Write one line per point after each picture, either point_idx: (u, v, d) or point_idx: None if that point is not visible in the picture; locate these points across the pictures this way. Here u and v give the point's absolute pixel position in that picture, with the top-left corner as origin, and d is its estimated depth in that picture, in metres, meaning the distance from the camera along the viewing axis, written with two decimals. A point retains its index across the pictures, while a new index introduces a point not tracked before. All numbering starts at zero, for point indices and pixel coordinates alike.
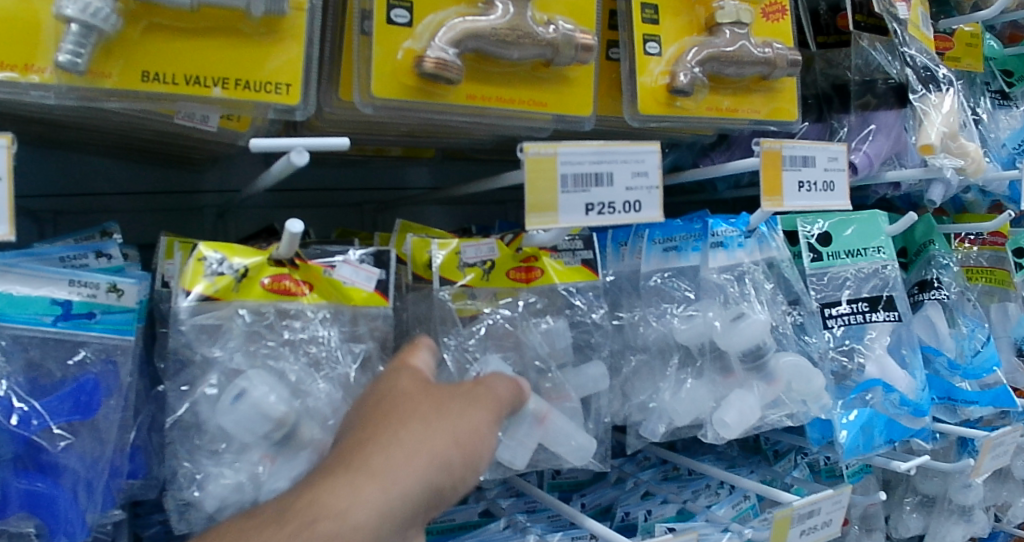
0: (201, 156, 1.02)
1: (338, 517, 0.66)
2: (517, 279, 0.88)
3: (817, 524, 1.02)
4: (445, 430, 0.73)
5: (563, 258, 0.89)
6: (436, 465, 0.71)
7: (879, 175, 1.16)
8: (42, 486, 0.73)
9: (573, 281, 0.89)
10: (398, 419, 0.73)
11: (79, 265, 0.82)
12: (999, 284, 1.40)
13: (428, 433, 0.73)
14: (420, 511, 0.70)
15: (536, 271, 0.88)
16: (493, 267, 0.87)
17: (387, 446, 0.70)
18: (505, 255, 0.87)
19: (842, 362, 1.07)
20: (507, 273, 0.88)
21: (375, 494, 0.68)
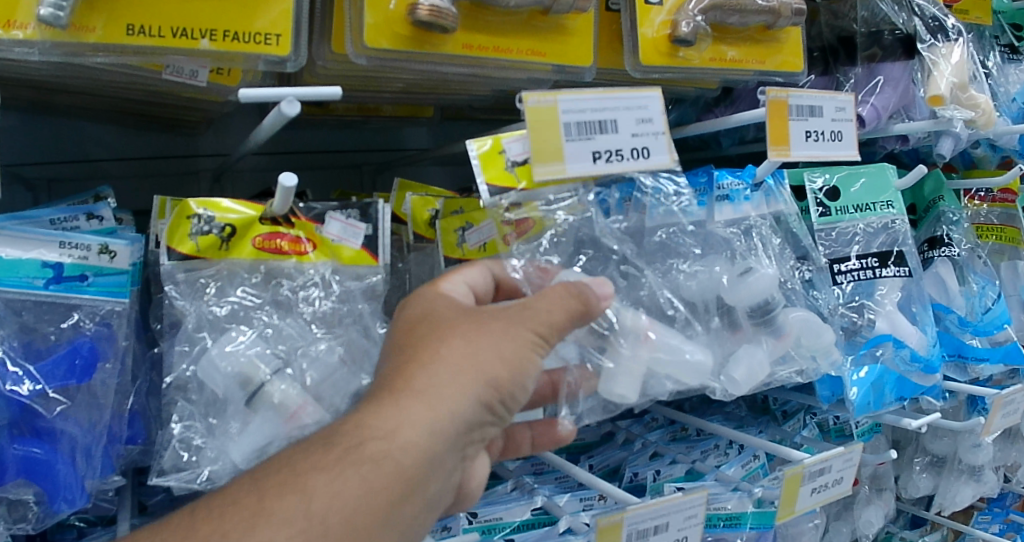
0: (195, 118, 0.99)
1: (390, 436, 0.64)
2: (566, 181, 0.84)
3: (829, 482, 1.01)
4: (504, 336, 0.70)
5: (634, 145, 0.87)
6: (487, 377, 0.68)
7: (888, 128, 1.13)
8: (38, 451, 0.73)
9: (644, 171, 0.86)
10: (453, 326, 0.70)
11: (71, 227, 0.81)
12: (1009, 241, 1.38)
13: (490, 342, 0.69)
14: (476, 421, 0.68)
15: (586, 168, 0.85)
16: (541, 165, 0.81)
17: (438, 356, 0.68)
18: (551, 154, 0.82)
19: (852, 318, 1.04)
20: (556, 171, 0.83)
21: (429, 407, 0.65)
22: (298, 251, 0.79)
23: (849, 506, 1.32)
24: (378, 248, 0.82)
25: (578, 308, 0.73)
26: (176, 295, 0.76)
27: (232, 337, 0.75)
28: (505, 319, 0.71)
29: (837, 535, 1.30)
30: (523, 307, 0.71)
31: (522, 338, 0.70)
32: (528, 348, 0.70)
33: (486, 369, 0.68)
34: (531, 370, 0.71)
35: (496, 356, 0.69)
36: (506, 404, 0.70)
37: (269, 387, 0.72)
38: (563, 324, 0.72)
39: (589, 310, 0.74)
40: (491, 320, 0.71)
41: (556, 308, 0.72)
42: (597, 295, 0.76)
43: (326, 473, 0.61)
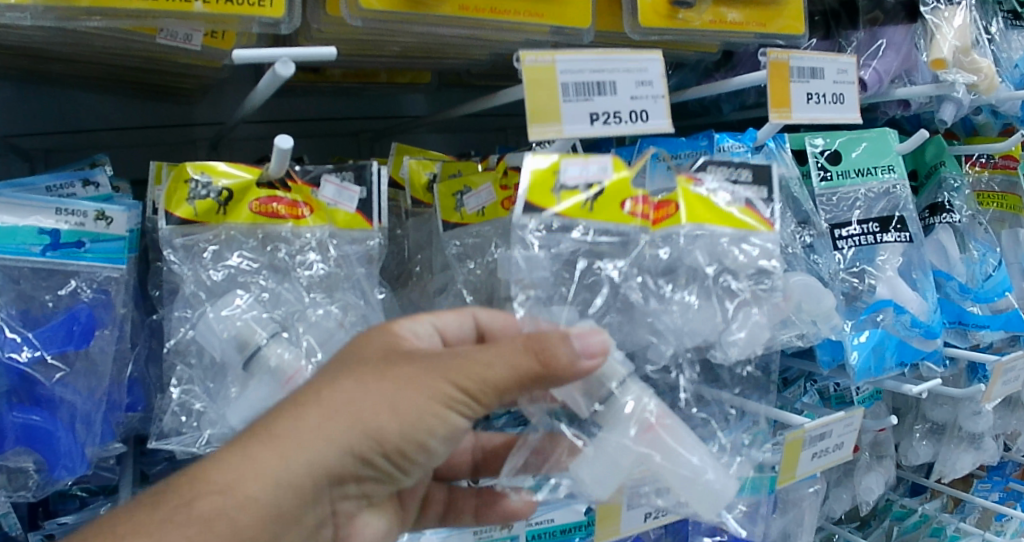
0: (190, 86, 0.98)
1: (226, 489, 0.62)
2: (632, 211, 0.83)
3: (829, 448, 1.03)
4: (409, 389, 0.65)
5: (728, 195, 0.87)
6: (367, 431, 0.64)
7: (889, 92, 1.12)
8: (38, 419, 0.72)
9: (718, 226, 0.85)
10: (363, 370, 0.66)
11: (66, 194, 0.80)
12: (1010, 209, 1.37)
13: (393, 395, 0.65)
14: (351, 472, 0.66)
15: (666, 210, 0.86)
16: (604, 197, 0.81)
17: (334, 398, 0.65)
18: (622, 186, 0.82)
19: (852, 283, 1.03)
20: (620, 200, 0.82)
21: (292, 455, 0.63)
22: (294, 215, 0.78)
23: (850, 473, 1.33)
24: (372, 211, 0.81)
25: (533, 368, 0.66)
26: (174, 260, 0.76)
27: (229, 301, 0.74)
28: (420, 372, 0.65)
29: (837, 501, 1.33)
30: (457, 361, 0.66)
31: (431, 396, 0.65)
32: (436, 406, 0.65)
33: (369, 423, 0.64)
34: (440, 430, 0.66)
35: (395, 409, 0.65)
36: (399, 456, 0.66)
37: (266, 351, 0.72)
38: (491, 387, 0.66)
39: (556, 371, 0.66)
40: (407, 365, 0.66)
41: (492, 371, 0.65)
42: (576, 356, 0.67)
43: (150, 533, 0.60)
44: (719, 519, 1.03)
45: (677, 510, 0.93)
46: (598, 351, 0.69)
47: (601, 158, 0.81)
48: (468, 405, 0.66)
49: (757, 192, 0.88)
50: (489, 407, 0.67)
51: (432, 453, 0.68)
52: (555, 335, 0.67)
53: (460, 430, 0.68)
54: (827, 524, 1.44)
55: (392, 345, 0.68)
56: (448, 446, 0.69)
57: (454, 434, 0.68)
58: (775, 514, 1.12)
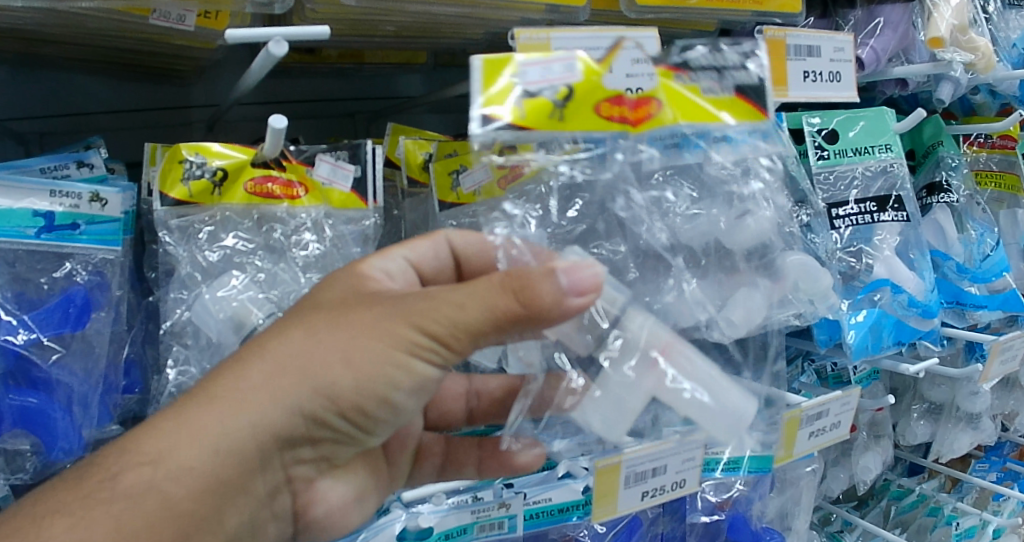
0: (185, 68, 0.98)
1: (157, 460, 0.64)
2: (606, 116, 0.74)
3: (826, 426, 1.03)
4: (359, 342, 0.65)
5: (711, 85, 0.76)
6: (317, 384, 0.65)
7: (887, 71, 1.12)
8: (35, 401, 0.73)
9: (697, 124, 0.76)
10: (320, 320, 0.66)
11: (61, 175, 0.80)
12: (1008, 189, 1.37)
13: (346, 346, 0.65)
14: (309, 426, 0.66)
15: (647, 106, 0.75)
16: (577, 104, 0.73)
17: (290, 351, 0.65)
18: (595, 88, 0.73)
19: (849, 263, 1.04)
20: (594, 104, 0.73)
21: (238, 414, 0.64)
22: (289, 195, 0.79)
23: (847, 452, 1.34)
24: (369, 191, 0.82)
25: (512, 308, 0.63)
26: (170, 240, 0.77)
27: (225, 282, 0.76)
28: (378, 321, 0.65)
29: (835, 480, 1.34)
30: (420, 305, 0.65)
31: (389, 345, 0.65)
32: (396, 354, 0.65)
33: (319, 376, 0.65)
34: (402, 380, 0.66)
35: (349, 360, 0.65)
36: (359, 409, 0.67)
37: (262, 331, 0.73)
38: (458, 331, 0.64)
39: (534, 310, 0.63)
40: (366, 314, 0.66)
41: (459, 314, 0.64)
42: (562, 293, 0.64)
43: (73, 512, 0.62)
44: (717, 498, 1.05)
45: (675, 488, 0.92)
46: (589, 287, 0.65)
47: (565, 57, 0.72)
48: (433, 354, 0.65)
49: (744, 75, 0.77)
50: (457, 354, 0.66)
51: (399, 405, 0.68)
52: (536, 271, 0.64)
53: (427, 380, 0.67)
54: (824, 504, 1.45)
55: (358, 294, 0.68)
56: (416, 398, 0.69)
57: (421, 384, 0.68)
58: (772, 493, 1.13)
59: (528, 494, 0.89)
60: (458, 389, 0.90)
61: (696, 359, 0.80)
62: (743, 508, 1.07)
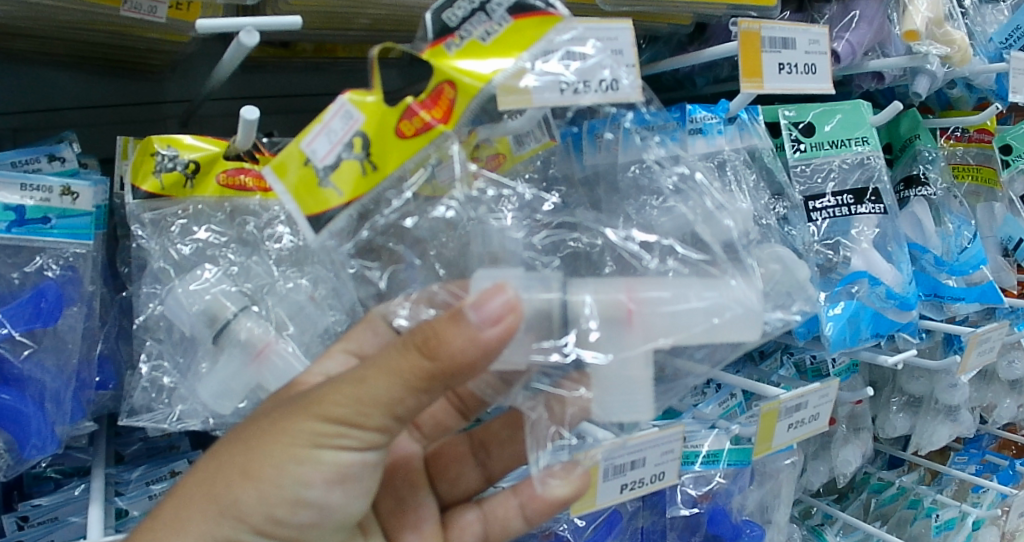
0: (159, 62, 0.97)
1: None
2: (414, 134, 0.68)
3: (806, 418, 1.03)
4: (266, 441, 0.64)
5: (489, 29, 0.70)
6: (223, 503, 0.64)
7: (863, 64, 1.11)
8: (8, 398, 0.72)
9: (503, 68, 0.69)
10: (227, 436, 0.66)
11: (32, 170, 0.79)
12: (985, 183, 1.37)
13: (247, 456, 0.64)
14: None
15: (444, 95, 0.69)
16: (379, 147, 0.68)
17: (198, 474, 0.66)
18: (384, 115, 0.68)
19: (827, 256, 1.04)
20: (391, 128, 0.68)
21: None
22: (262, 189, 0.81)
23: (827, 445, 1.35)
24: None
25: (416, 363, 0.60)
26: (142, 235, 0.78)
27: (198, 276, 0.76)
28: (276, 418, 0.64)
29: (815, 473, 1.35)
30: (316, 393, 0.63)
31: (289, 441, 0.64)
32: (300, 449, 0.64)
33: (223, 495, 0.64)
34: (314, 473, 0.65)
35: (252, 470, 0.64)
36: (277, 518, 0.65)
37: (235, 325, 0.73)
38: (358, 408, 0.62)
39: (439, 359, 0.60)
40: (265, 415, 0.65)
41: (359, 389, 0.62)
42: (471, 339, 0.60)
43: None
44: (697, 491, 1.05)
45: (653, 481, 0.91)
46: (504, 311, 0.60)
47: (338, 109, 0.68)
48: (342, 439, 0.64)
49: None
50: (367, 433, 0.64)
51: (321, 502, 0.67)
52: (441, 319, 0.60)
53: (344, 466, 0.66)
54: (805, 496, 1.46)
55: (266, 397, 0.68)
56: (342, 491, 0.67)
57: (342, 474, 0.66)
58: (752, 485, 1.13)
59: None
60: (459, 449, 0.88)
61: (671, 295, 0.75)
62: (722, 501, 1.07)
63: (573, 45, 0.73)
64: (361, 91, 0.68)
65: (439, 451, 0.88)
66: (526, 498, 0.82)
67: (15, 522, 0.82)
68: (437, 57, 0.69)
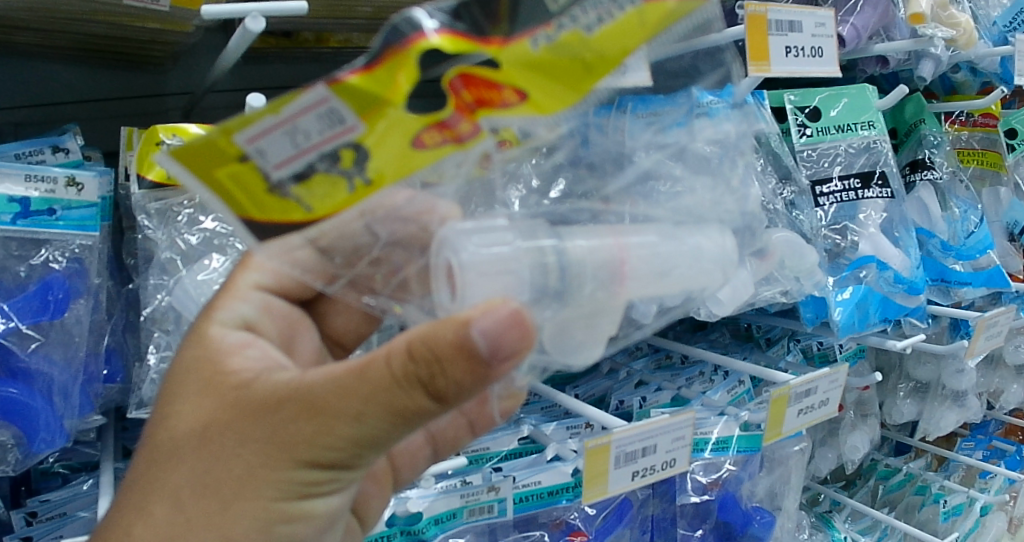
0: (160, 54, 0.97)
1: None
2: (435, 145, 0.55)
3: (815, 403, 1.03)
4: (249, 487, 0.60)
5: (550, 34, 0.53)
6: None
7: (867, 48, 1.10)
8: (16, 392, 0.71)
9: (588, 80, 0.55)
10: (198, 474, 0.61)
11: (37, 161, 0.79)
12: (990, 167, 1.37)
13: (229, 508, 0.61)
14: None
15: (495, 95, 0.54)
16: (377, 157, 0.53)
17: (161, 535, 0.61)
18: (400, 121, 0.52)
19: (835, 240, 1.03)
20: (407, 138, 0.53)
21: None
22: None
23: (834, 432, 1.35)
24: None
25: (422, 404, 0.56)
26: (149, 225, 0.78)
27: (205, 266, 0.77)
28: (255, 467, 0.60)
29: (823, 459, 1.35)
30: (303, 436, 0.59)
31: (275, 494, 0.61)
32: (289, 497, 0.62)
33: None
34: (301, 523, 0.64)
35: (233, 530, 0.61)
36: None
37: None
38: (351, 457, 0.60)
39: (445, 397, 0.56)
40: (237, 462, 0.60)
41: (354, 439, 0.58)
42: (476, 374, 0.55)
43: None
44: (707, 478, 1.04)
45: (664, 468, 0.90)
46: (519, 342, 0.55)
47: (313, 105, 0.50)
48: (333, 474, 0.62)
49: None
50: (356, 472, 0.63)
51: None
52: (448, 352, 0.54)
53: (330, 509, 0.65)
54: (814, 483, 1.46)
55: (220, 426, 0.61)
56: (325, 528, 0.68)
57: (327, 515, 0.66)
58: (761, 472, 1.12)
59: (517, 478, 0.89)
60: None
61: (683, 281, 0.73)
62: (732, 488, 1.06)
63: None
64: (357, 82, 0.50)
65: None
66: (475, 417, 0.78)
67: (24, 518, 0.81)
68: (506, 52, 0.52)
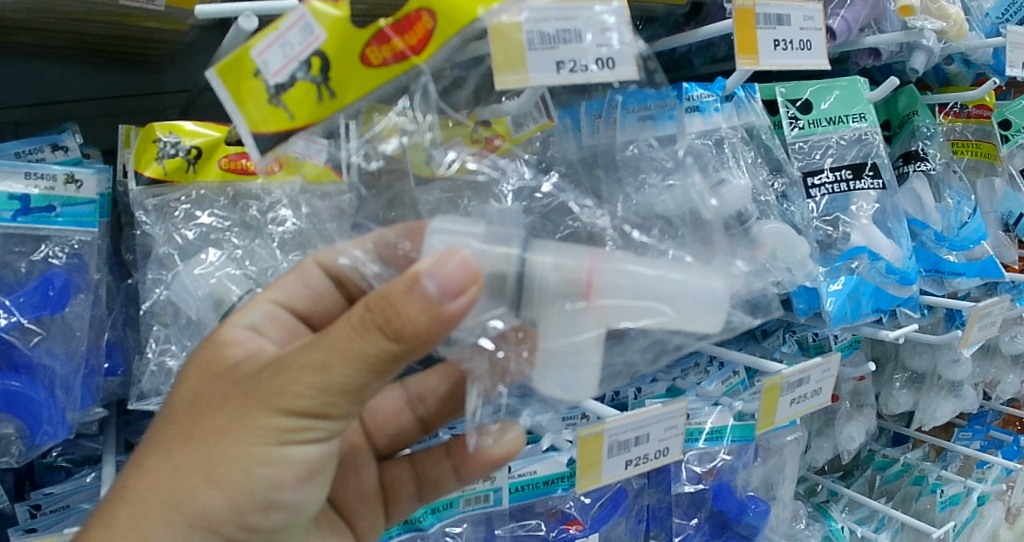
0: (157, 52, 0.98)
1: None
2: (382, 62, 0.66)
3: (808, 393, 1.04)
4: (229, 438, 0.63)
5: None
6: (195, 517, 0.63)
7: (858, 40, 1.10)
8: (19, 385, 0.73)
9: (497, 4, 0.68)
10: (182, 431, 0.64)
11: (37, 159, 0.80)
12: (985, 158, 1.37)
13: (211, 458, 0.63)
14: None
15: (422, 23, 0.66)
16: (338, 69, 0.66)
17: (149, 487, 0.64)
18: (350, 35, 0.65)
19: (826, 232, 1.05)
20: (356, 54, 0.66)
21: None
22: None
23: (830, 422, 1.36)
24: None
25: (380, 345, 0.60)
26: (147, 221, 0.80)
27: (203, 260, 0.78)
28: (234, 418, 0.63)
29: (819, 450, 1.36)
30: (276, 385, 0.62)
31: (254, 441, 0.63)
32: (268, 448, 0.64)
33: (193, 507, 0.63)
34: (283, 472, 0.65)
35: (218, 481, 0.63)
36: (250, 523, 0.66)
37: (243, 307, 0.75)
38: (325, 406, 0.63)
39: (406, 339, 0.60)
40: (218, 414, 0.64)
41: (324, 384, 0.61)
42: (429, 313, 0.59)
43: None
44: (702, 467, 1.07)
45: (658, 457, 0.91)
46: (465, 282, 0.60)
47: (296, 20, 0.64)
48: (309, 429, 0.64)
49: None
50: (333, 423, 0.65)
51: (291, 500, 0.68)
52: (397, 292, 0.59)
53: (311, 461, 0.67)
54: (811, 473, 1.47)
55: (206, 390, 0.65)
56: (309, 483, 0.69)
57: (309, 468, 0.67)
58: (756, 461, 1.14)
59: (513, 468, 0.90)
60: (397, 405, 0.86)
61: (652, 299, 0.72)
62: (726, 477, 1.07)
63: (548, 22, 0.72)
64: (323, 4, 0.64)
65: (376, 409, 0.85)
66: (460, 462, 0.83)
67: (27, 510, 0.83)
68: None
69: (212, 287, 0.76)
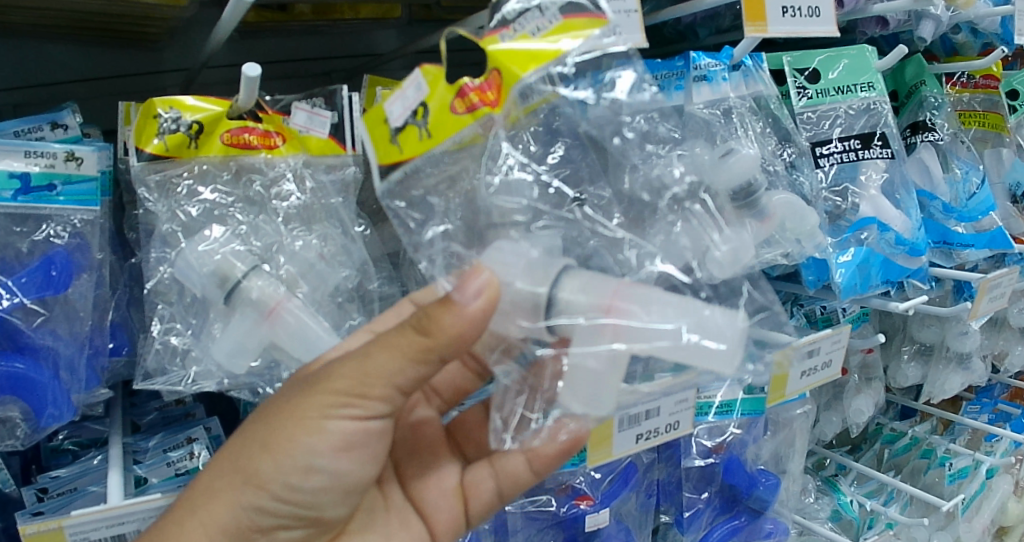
0: (156, 30, 0.97)
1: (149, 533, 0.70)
2: None
3: (818, 365, 1.03)
4: (290, 415, 0.70)
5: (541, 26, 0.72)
6: (246, 474, 0.70)
7: (866, 8, 1.07)
8: (22, 367, 0.72)
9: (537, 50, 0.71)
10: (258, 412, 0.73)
11: (37, 138, 0.79)
12: (992, 129, 1.36)
13: (269, 431, 0.70)
14: (254, 514, 0.71)
15: None
16: None
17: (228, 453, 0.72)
18: None
19: (835, 202, 1.04)
20: None
21: (207, 504, 0.70)
22: (266, 145, 0.81)
23: (839, 396, 1.36)
24: (346, 137, 0.84)
25: (411, 336, 0.66)
26: (149, 198, 0.78)
27: (206, 236, 0.77)
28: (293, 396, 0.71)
29: (827, 423, 1.36)
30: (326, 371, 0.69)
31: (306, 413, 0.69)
32: (316, 421, 0.69)
33: (247, 467, 0.70)
34: (320, 442, 0.70)
35: (275, 445, 0.70)
36: (288, 484, 0.70)
37: (245, 284, 0.74)
38: (361, 388, 0.68)
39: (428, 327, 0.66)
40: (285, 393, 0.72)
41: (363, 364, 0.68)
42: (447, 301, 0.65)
43: None
44: (711, 442, 1.06)
45: (669, 430, 0.91)
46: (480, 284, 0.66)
47: None
48: (350, 407, 0.69)
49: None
50: (371, 405, 0.69)
51: (330, 469, 0.72)
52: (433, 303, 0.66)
53: (348, 435, 0.70)
54: (818, 448, 1.47)
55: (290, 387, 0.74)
56: (347, 457, 0.72)
57: (347, 441, 0.71)
58: (765, 436, 1.13)
59: None
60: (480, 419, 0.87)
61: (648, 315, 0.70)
62: (737, 451, 1.07)
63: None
64: None
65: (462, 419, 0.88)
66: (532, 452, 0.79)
67: (35, 494, 0.82)
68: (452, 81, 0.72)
69: (215, 263, 0.75)
